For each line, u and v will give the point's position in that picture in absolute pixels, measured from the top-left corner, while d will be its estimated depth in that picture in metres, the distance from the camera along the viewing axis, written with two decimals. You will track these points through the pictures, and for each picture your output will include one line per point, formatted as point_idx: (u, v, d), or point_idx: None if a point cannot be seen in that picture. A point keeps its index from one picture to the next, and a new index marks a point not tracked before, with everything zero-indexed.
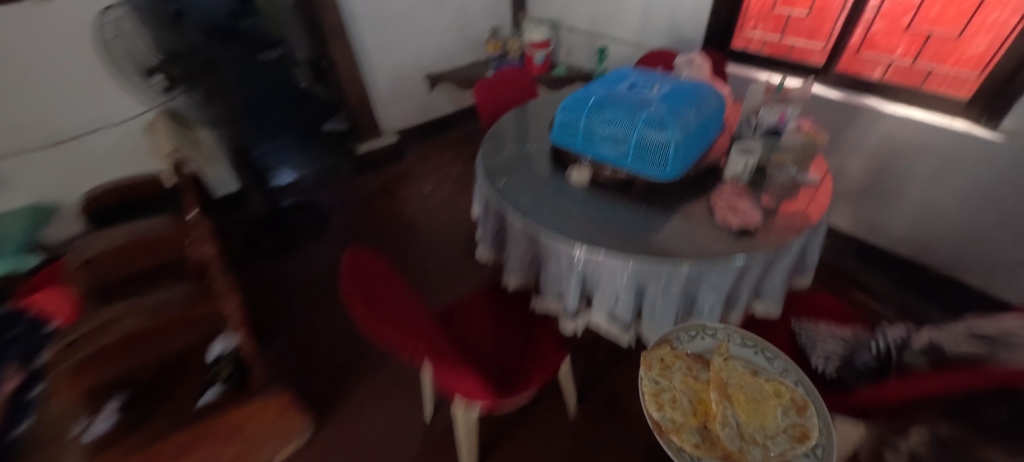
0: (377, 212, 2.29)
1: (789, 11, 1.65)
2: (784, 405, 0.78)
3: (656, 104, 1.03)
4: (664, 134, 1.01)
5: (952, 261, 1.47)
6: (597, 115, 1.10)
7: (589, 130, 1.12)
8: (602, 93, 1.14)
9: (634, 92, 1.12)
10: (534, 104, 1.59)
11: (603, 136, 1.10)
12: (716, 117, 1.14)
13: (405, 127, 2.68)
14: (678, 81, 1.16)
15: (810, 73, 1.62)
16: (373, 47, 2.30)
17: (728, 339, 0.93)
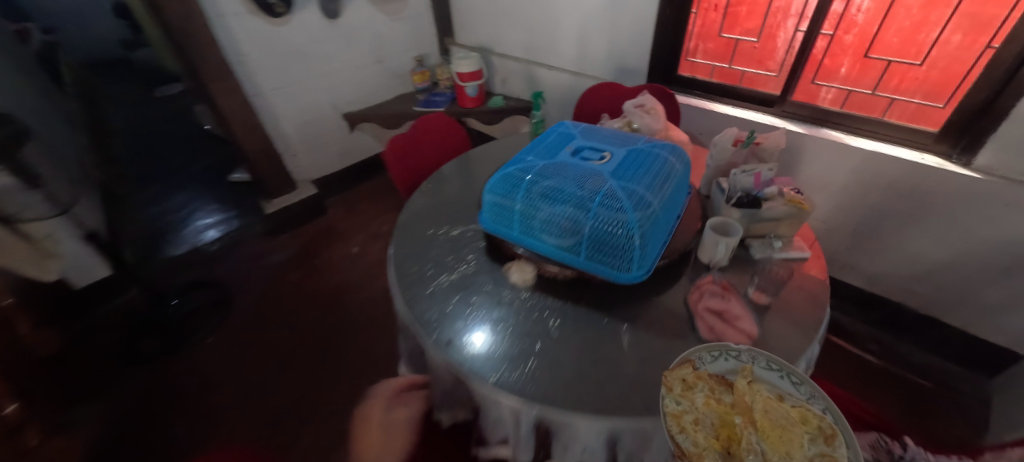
0: (295, 284, 1.92)
1: (738, 37, 1.50)
2: (811, 433, 0.50)
3: (612, 187, 0.79)
4: (623, 226, 0.76)
5: (930, 300, 1.37)
6: (535, 196, 0.84)
7: (528, 215, 0.86)
8: (540, 165, 0.88)
9: (580, 162, 0.87)
10: (463, 161, 1.32)
11: (545, 223, 0.85)
12: (682, 186, 0.92)
13: (325, 175, 2.32)
14: (632, 142, 0.93)
15: (766, 103, 1.47)
16: (272, 89, 1.93)
17: (754, 359, 0.63)
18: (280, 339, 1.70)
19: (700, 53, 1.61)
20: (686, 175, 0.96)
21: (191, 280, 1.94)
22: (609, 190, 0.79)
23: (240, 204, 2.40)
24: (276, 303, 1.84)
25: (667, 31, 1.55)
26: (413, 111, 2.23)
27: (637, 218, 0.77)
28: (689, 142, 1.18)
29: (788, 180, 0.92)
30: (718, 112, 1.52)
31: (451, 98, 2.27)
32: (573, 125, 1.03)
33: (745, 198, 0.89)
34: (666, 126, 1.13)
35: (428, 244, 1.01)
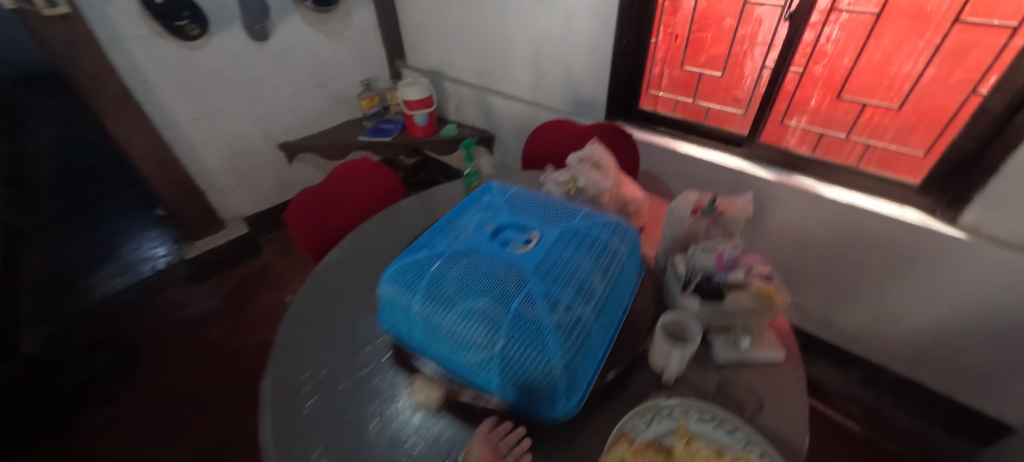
0: (212, 342, 1.67)
1: (702, 71, 1.39)
2: None
3: (532, 290, 0.61)
4: (543, 347, 0.57)
5: (914, 363, 1.23)
6: (437, 297, 0.64)
7: (428, 321, 0.66)
8: (449, 253, 0.69)
9: (498, 251, 0.69)
10: (388, 216, 1.13)
11: (448, 334, 0.64)
12: (625, 276, 0.75)
13: (260, 211, 2.09)
14: (567, 221, 0.77)
15: (733, 143, 1.33)
16: (188, 120, 1.69)
17: (687, 413, 0.60)
18: (187, 411, 1.45)
19: (662, 84, 1.49)
20: (636, 253, 0.79)
21: (92, 340, 1.66)
22: (528, 294, 0.61)
23: (161, 244, 2.12)
24: (188, 367, 1.58)
25: (625, 62, 1.40)
26: (357, 140, 2.03)
27: (562, 335, 0.58)
28: (645, 198, 1.02)
29: (757, 259, 0.76)
30: (681, 152, 1.37)
31: (401, 126, 2.08)
32: (500, 191, 0.86)
33: (706, 284, 0.73)
34: (617, 182, 0.97)
35: (321, 338, 0.81)
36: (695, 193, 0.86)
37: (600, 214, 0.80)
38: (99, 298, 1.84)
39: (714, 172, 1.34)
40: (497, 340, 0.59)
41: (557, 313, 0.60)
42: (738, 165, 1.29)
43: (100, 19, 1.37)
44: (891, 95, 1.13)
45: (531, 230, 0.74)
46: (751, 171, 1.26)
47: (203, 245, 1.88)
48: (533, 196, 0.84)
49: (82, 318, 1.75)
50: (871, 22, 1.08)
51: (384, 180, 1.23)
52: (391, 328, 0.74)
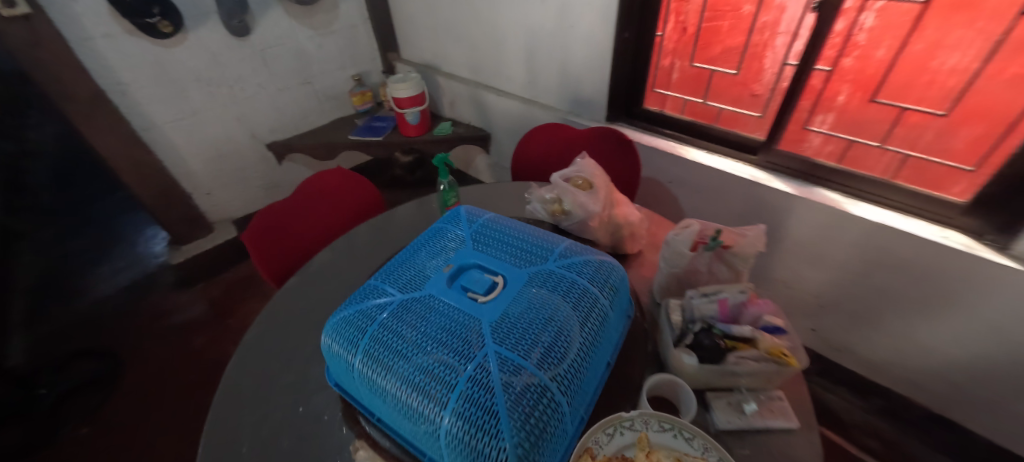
0: (197, 352, 1.63)
1: (712, 68, 1.25)
2: None
3: (485, 356, 0.49)
4: (490, 431, 0.44)
5: (946, 400, 1.10)
6: (376, 358, 0.54)
7: (368, 384, 0.55)
8: (399, 301, 0.60)
9: (454, 300, 0.58)
10: (363, 234, 1.04)
11: (389, 403, 0.53)
12: (610, 329, 0.63)
13: (250, 213, 2.03)
14: (542, 261, 0.66)
15: (748, 149, 1.18)
16: (168, 121, 1.62)
17: (646, 423, 0.52)
18: (166, 425, 1.41)
19: (669, 81, 1.35)
20: (625, 295, 0.68)
21: (79, 348, 1.62)
22: (479, 359, 0.49)
23: (152, 246, 2.08)
24: (172, 378, 1.55)
25: (627, 58, 1.25)
26: (347, 139, 1.92)
27: (520, 418, 0.46)
28: (642, 219, 0.90)
29: (769, 306, 0.64)
30: (688, 159, 1.24)
31: (392, 123, 1.97)
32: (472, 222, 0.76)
33: (705, 338, 0.62)
34: (610, 203, 0.85)
35: (269, 383, 0.72)
36: (699, 221, 0.73)
37: (583, 252, 0.68)
38: (88, 303, 1.81)
39: (725, 182, 1.20)
40: (438, 417, 0.48)
41: (512, 385, 0.47)
42: (752, 175, 1.15)
43: (64, 18, 1.28)
44: (931, 96, 0.98)
45: (499, 273, 0.63)
46: (767, 183, 1.12)
47: (190, 250, 1.83)
48: (508, 228, 0.73)
49: (71, 325, 1.72)
50: (916, 12, 0.92)
51: (361, 189, 1.14)
52: (340, 385, 0.64)
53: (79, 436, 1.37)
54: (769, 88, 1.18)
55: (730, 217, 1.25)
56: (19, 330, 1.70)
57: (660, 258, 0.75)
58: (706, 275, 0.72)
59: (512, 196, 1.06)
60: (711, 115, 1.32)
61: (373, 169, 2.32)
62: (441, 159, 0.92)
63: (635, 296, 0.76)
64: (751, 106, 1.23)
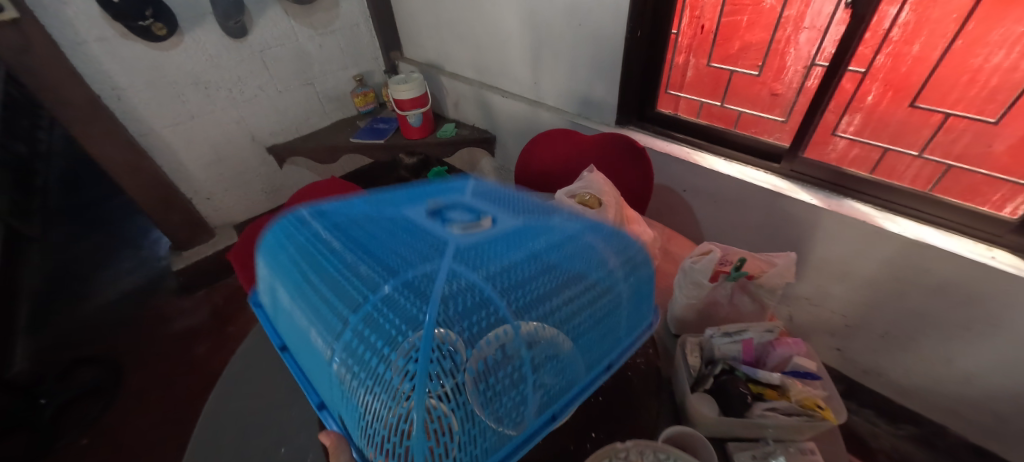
0: (197, 362, 1.60)
1: (732, 69, 1.17)
2: None
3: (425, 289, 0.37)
4: (389, 379, 0.34)
5: (987, 430, 1.02)
6: (302, 272, 0.45)
7: (286, 302, 0.47)
8: (351, 220, 0.49)
9: (408, 227, 0.45)
10: None
11: (298, 326, 0.44)
12: (619, 319, 0.48)
13: (252, 217, 1.99)
14: (544, 209, 0.50)
15: (770, 157, 1.10)
16: (166, 126, 1.58)
17: (641, 452, 0.44)
18: (168, 436, 1.39)
19: (683, 80, 1.27)
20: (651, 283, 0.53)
21: (82, 356, 1.61)
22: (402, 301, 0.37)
23: (155, 249, 2.06)
24: (171, 389, 1.52)
25: (639, 58, 1.17)
26: (349, 142, 1.86)
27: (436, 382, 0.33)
28: (655, 238, 0.82)
29: (801, 346, 0.58)
30: (706, 168, 1.15)
31: (395, 125, 1.91)
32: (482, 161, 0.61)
33: (726, 378, 0.55)
34: (620, 223, 0.77)
35: (252, 422, 0.67)
36: (720, 246, 0.65)
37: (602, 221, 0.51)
38: (91, 309, 1.79)
39: (746, 192, 1.11)
40: (331, 346, 0.38)
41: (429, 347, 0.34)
42: (774, 185, 1.06)
43: (57, 21, 1.25)
44: (972, 96, 0.89)
45: (478, 206, 0.48)
46: (792, 194, 1.03)
47: (191, 255, 1.81)
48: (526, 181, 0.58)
49: (74, 331, 1.71)
50: (968, 7, 0.82)
51: None
52: (267, 304, 0.57)
53: (81, 447, 1.36)
54: (792, 87, 1.10)
55: (751, 229, 1.16)
56: (24, 336, 1.69)
57: (677, 284, 0.67)
58: (727, 308, 0.65)
59: None
60: (731, 118, 1.24)
61: (377, 172, 2.26)
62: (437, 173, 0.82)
63: (647, 327, 0.69)
64: (771, 107, 1.15)
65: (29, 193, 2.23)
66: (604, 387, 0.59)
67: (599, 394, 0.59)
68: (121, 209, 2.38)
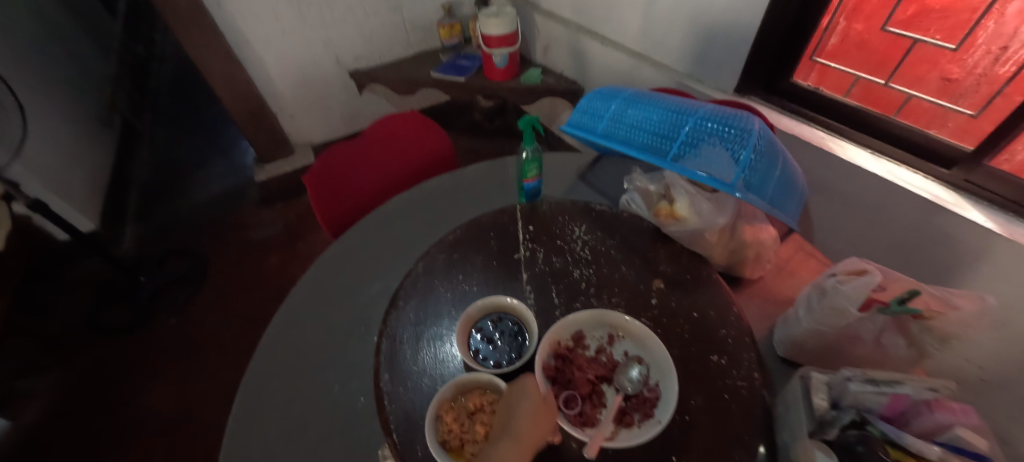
0: (269, 270, 1.65)
1: (915, 39, 0.80)
2: None
3: (734, 179, 0.59)
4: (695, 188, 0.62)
5: None
6: (638, 128, 0.70)
7: (617, 124, 0.73)
8: (668, 117, 0.67)
9: (713, 145, 0.62)
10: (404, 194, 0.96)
11: (625, 137, 0.70)
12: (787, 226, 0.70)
13: (328, 141, 2.02)
14: (778, 175, 0.66)
15: (937, 160, 0.81)
16: (259, 38, 1.55)
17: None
18: (231, 330, 1.47)
19: (822, 49, 0.96)
20: (797, 204, 0.72)
21: (171, 246, 1.71)
22: (710, 158, 0.62)
23: (241, 158, 2.07)
24: (243, 291, 1.58)
25: (792, 13, 0.91)
26: (429, 77, 1.77)
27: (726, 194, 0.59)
28: (778, 238, 0.69)
29: (971, 417, 0.43)
30: (843, 160, 0.89)
31: (479, 64, 1.77)
32: (755, 121, 0.65)
33: (857, 439, 0.41)
34: (736, 214, 0.65)
35: (312, 353, 0.71)
36: (880, 267, 0.51)
37: (791, 187, 0.70)
38: (186, 205, 1.87)
39: (894, 200, 0.85)
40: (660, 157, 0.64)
41: (723, 174, 0.60)
42: (934, 195, 0.80)
43: None
44: None
45: (762, 152, 0.63)
46: (957, 209, 0.76)
47: (273, 170, 1.88)
48: (771, 144, 0.66)
49: (168, 223, 1.80)
50: None
51: (434, 140, 1.01)
52: (590, 114, 0.79)
53: (169, 326, 1.47)
54: (974, 74, 0.77)
55: (880, 245, 0.93)
56: (131, 220, 1.82)
57: (807, 298, 0.56)
58: (869, 346, 0.52)
59: (601, 177, 0.89)
60: (896, 102, 0.89)
61: (451, 111, 2.15)
62: (529, 121, 0.72)
63: (752, 335, 0.57)
64: (936, 93, 0.83)
65: (142, 91, 2.35)
66: (692, 406, 0.50)
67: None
68: (195, 106, 2.38)
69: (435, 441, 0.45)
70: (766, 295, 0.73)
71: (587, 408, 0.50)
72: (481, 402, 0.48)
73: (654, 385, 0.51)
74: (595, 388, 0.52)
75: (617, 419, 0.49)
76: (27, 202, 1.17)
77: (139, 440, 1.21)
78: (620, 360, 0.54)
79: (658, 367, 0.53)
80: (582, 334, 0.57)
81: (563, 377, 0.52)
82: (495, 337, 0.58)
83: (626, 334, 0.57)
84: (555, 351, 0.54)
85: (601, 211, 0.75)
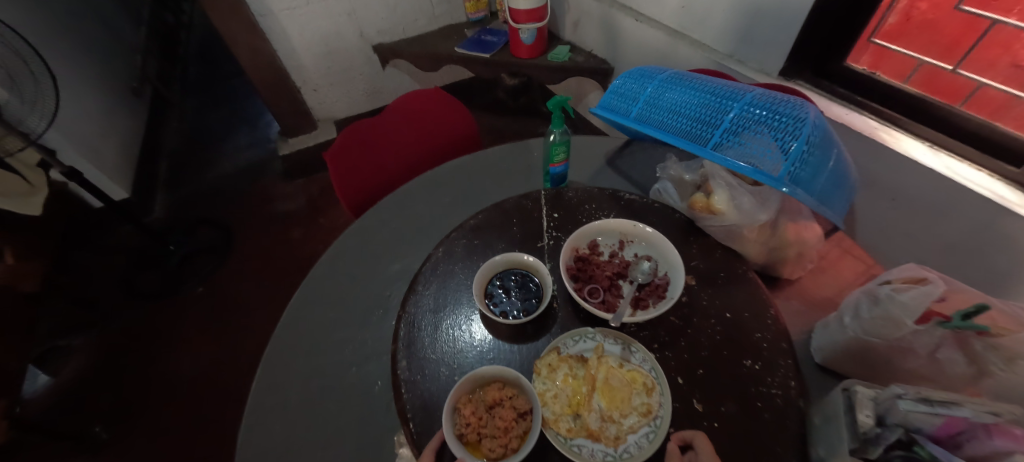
0: (292, 243, 1.68)
1: (995, 20, 0.72)
2: (635, 392, 0.48)
3: (782, 174, 0.54)
4: None
5: None
6: (677, 113, 0.65)
7: (653, 106, 0.68)
8: (710, 103, 0.63)
9: (759, 137, 0.57)
10: (423, 176, 0.93)
11: (660, 121, 0.66)
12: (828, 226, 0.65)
13: (351, 116, 2.00)
14: (828, 171, 0.60)
15: (1006, 156, 0.73)
16: (282, 9, 1.52)
17: (604, 336, 0.53)
18: (255, 301, 1.50)
19: (880, 30, 0.86)
20: (846, 199, 0.66)
21: (198, 215, 1.76)
22: (755, 150, 0.57)
23: (266, 130, 2.09)
24: (267, 264, 1.61)
25: None
26: (453, 52, 1.72)
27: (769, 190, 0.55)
28: (823, 237, 0.64)
29: None
30: (897, 154, 0.81)
31: (505, 40, 1.71)
32: (810, 109, 0.59)
33: None
34: (780, 209, 0.61)
35: (332, 331, 0.71)
36: (941, 274, 0.47)
37: (842, 184, 0.64)
38: (213, 175, 1.91)
39: (952, 199, 0.77)
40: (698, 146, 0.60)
41: (769, 169, 0.55)
42: (997, 195, 0.72)
43: None
44: None
45: (815, 146, 0.57)
46: (1023, 211, 0.69)
47: (296, 143, 1.89)
48: (826, 135, 0.60)
49: (194, 194, 1.85)
50: None
51: (458, 119, 0.98)
52: (626, 94, 0.74)
53: (196, 294, 1.52)
54: None
55: (935, 249, 0.85)
56: (161, 190, 1.87)
57: (854, 304, 0.52)
58: (921, 361, 0.48)
59: (630, 163, 0.85)
60: (963, 89, 0.80)
61: (475, 88, 2.11)
62: (558, 102, 0.67)
63: (789, 341, 0.54)
64: (1008, 80, 0.75)
65: (172, 61, 2.38)
66: (721, 413, 0.48)
67: (696, 400, 0.49)
68: (222, 77, 2.39)
69: (453, 434, 0.44)
70: (804, 297, 0.69)
71: (609, 297, 0.58)
72: (500, 396, 0.47)
73: (662, 274, 0.60)
74: (613, 282, 0.60)
75: (635, 304, 0.58)
76: (62, 170, 1.19)
77: (170, 402, 1.27)
78: (631, 260, 0.63)
79: (666, 261, 0.62)
80: (597, 243, 0.65)
81: (585, 275, 0.61)
82: (509, 295, 0.59)
83: (636, 239, 0.65)
84: (575, 256, 0.63)
85: (631, 200, 0.72)
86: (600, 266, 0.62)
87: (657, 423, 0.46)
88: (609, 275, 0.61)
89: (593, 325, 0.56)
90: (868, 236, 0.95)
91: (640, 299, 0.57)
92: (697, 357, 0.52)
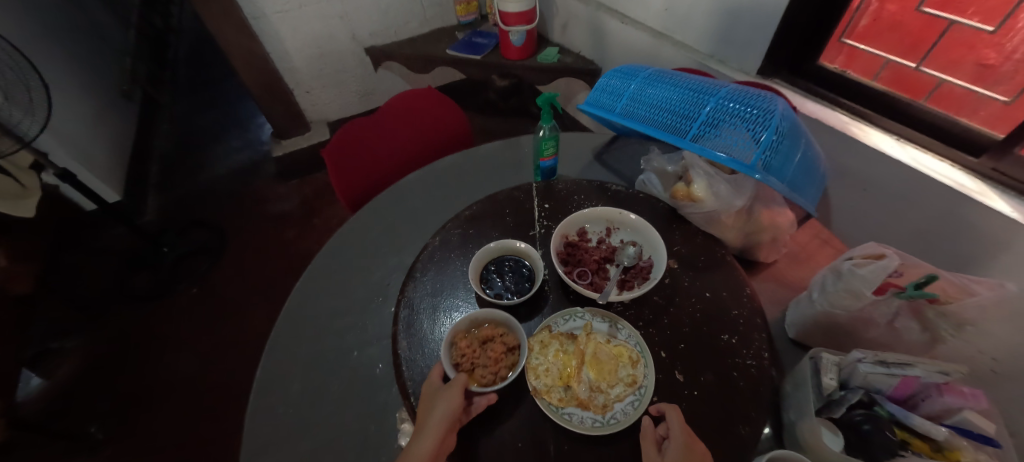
0: (286, 244, 1.69)
1: (955, 20, 0.77)
2: (620, 365, 0.51)
3: (754, 162, 0.58)
4: None
5: None
6: (659, 108, 0.69)
7: (637, 102, 0.72)
8: (689, 98, 0.67)
9: (734, 129, 0.62)
10: (417, 172, 0.96)
11: (644, 116, 0.70)
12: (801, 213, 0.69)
13: (343, 117, 2.02)
14: (798, 161, 0.65)
15: (966, 147, 0.79)
16: (275, 12, 1.53)
17: (593, 315, 0.56)
18: (250, 301, 1.51)
19: (851, 30, 0.92)
20: (817, 187, 0.70)
21: (191, 217, 1.76)
22: (730, 141, 0.61)
23: (258, 132, 2.10)
24: (261, 264, 1.62)
25: None
26: (445, 54, 1.76)
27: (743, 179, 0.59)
28: (796, 222, 0.68)
29: (981, 401, 0.43)
30: (867, 146, 0.86)
31: (495, 42, 1.75)
32: (780, 103, 0.63)
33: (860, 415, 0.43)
34: (754, 196, 0.65)
35: (332, 320, 0.74)
36: (898, 252, 0.52)
37: (812, 173, 0.68)
38: (205, 177, 1.91)
39: (916, 188, 0.83)
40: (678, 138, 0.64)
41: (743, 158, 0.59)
42: (958, 184, 0.77)
43: None
44: None
45: (785, 137, 0.62)
46: (980, 197, 0.74)
47: (289, 145, 1.90)
48: (795, 127, 0.65)
49: (187, 196, 1.85)
50: None
51: (451, 117, 1.01)
52: (611, 91, 0.78)
53: (191, 294, 1.52)
54: (1012, 59, 0.74)
55: (902, 235, 0.91)
56: (154, 192, 1.87)
57: (822, 281, 0.56)
58: (881, 331, 0.52)
59: (617, 157, 0.89)
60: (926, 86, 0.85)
61: (466, 89, 2.14)
62: (548, 98, 0.71)
63: (763, 317, 0.58)
64: (967, 77, 0.80)
65: (161, 63, 2.37)
66: (701, 382, 0.51)
67: (678, 371, 0.52)
68: (212, 79, 2.39)
69: (450, 363, 0.51)
70: (779, 279, 0.73)
71: (597, 279, 0.62)
72: (492, 333, 0.54)
73: (647, 258, 0.64)
74: (600, 266, 0.64)
75: (621, 285, 0.61)
76: (55, 172, 1.19)
77: (165, 402, 1.28)
78: (617, 245, 0.67)
79: (649, 246, 0.66)
80: (585, 230, 0.68)
81: (574, 259, 0.64)
82: (503, 277, 0.63)
83: (622, 226, 0.68)
84: (565, 242, 0.66)
85: (617, 191, 0.75)
86: (588, 251, 0.65)
87: (641, 391, 0.50)
88: (597, 259, 0.64)
89: (582, 305, 0.60)
90: (842, 224, 1.01)
91: (626, 281, 0.61)
92: (678, 333, 0.56)
